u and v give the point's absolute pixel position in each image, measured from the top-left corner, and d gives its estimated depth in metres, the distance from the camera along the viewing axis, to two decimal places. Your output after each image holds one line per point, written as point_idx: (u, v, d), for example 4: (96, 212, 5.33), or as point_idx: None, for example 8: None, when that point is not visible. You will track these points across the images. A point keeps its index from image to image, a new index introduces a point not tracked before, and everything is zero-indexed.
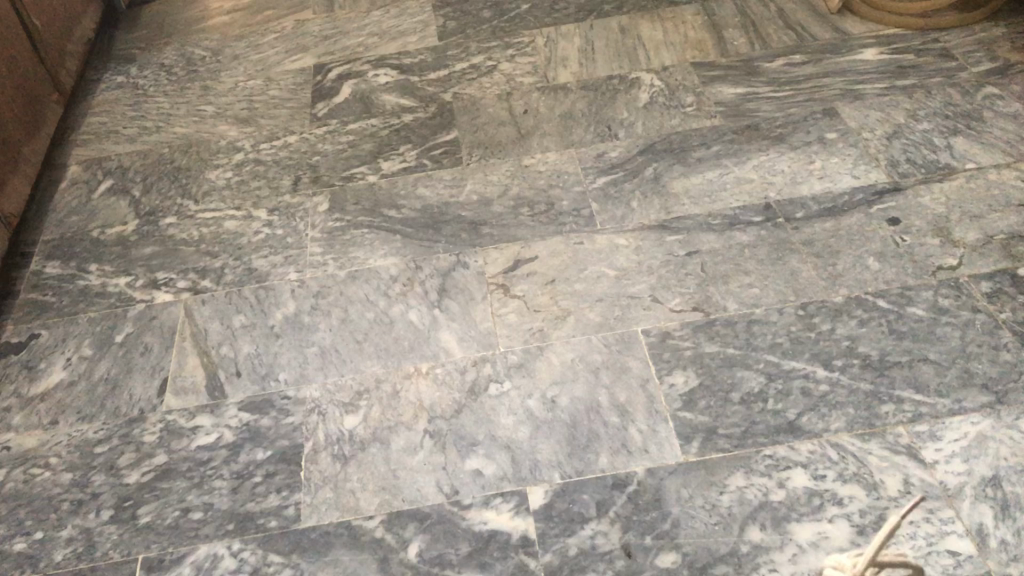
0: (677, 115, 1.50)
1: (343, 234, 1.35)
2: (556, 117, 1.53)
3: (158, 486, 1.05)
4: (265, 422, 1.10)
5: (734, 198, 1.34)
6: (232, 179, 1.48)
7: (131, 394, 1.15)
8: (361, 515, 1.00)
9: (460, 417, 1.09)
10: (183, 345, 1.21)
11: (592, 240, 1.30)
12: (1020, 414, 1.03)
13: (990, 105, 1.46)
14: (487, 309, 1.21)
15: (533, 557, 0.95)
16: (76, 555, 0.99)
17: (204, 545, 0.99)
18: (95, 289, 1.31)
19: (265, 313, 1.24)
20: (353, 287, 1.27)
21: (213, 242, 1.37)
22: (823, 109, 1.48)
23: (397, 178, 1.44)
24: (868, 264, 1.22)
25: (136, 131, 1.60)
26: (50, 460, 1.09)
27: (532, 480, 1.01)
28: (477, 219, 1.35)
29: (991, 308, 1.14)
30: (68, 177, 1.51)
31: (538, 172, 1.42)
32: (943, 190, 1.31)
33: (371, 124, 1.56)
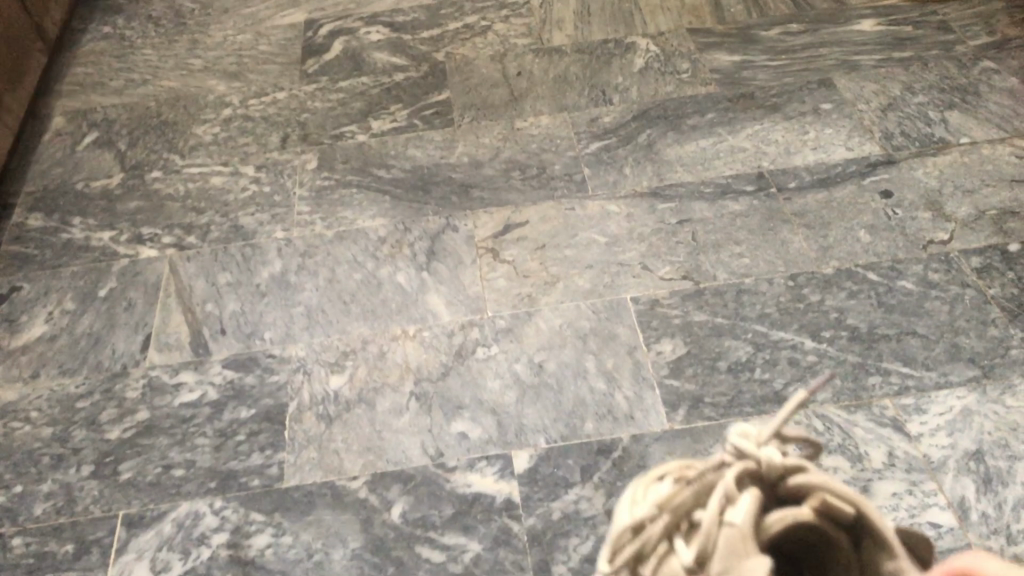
0: (672, 82, 1.49)
1: (332, 194, 1.34)
2: (550, 80, 1.51)
3: (139, 442, 1.05)
4: (249, 380, 1.10)
5: (726, 167, 1.33)
6: (219, 135, 1.46)
7: (114, 349, 1.15)
8: (345, 476, 1.00)
9: (447, 379, 1.08)
10: (168, 301, 1.20)
11: (583, 205, 1.29)
12: (1005, 389, 1.03)
13: (987, 79, 1.45)
14: (475, 273, 1.20)
15: (516, 520, 0.95)
16: (56, 509, 0.99)
17: (186, 503, 0.99)
18: (78, 242, 1.29)
19: (251, 271, 1.23)
20: (341, 248, 1.26)
21: (200, 198, 1.35)
22: (819, 79, 1.47)
23: (387, 138, 1.43)
24: (859, 236, 1.21)
25: (123, 83, 1.58)
26: (31, 414, 1.08)
27: (517, 444, 1.01)
28: (467, 181, 1.34)
29: (981, 284, 1.14)
30: (52, 129, 1.49)
31: (530, 136, 1.41)
32: (937, 163, 1.31)
33: (362, 83, 1.54)
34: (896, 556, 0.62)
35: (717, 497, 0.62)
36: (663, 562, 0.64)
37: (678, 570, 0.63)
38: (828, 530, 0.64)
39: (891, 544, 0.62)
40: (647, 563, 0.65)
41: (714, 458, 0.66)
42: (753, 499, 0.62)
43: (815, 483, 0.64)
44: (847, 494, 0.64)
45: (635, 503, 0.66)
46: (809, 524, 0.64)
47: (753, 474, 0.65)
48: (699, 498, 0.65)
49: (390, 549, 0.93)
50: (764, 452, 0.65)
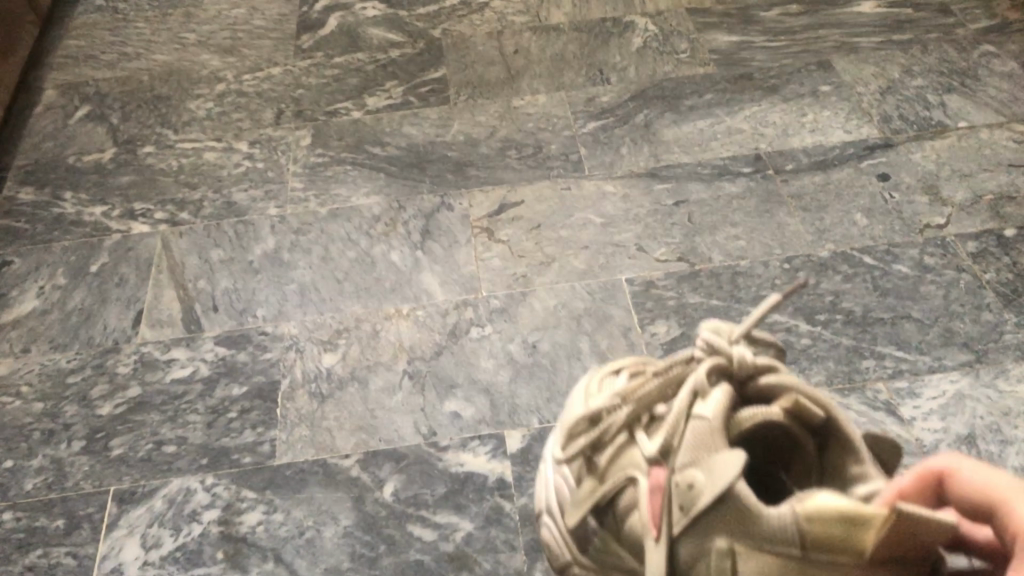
0: (670, 62, 1.48)
1: (326, 170, 1.33)
2: (547, 58, 1.50)
3: (131, 419, 1.04)
4: (241, 357, 1.09)
5: (724, 148, 1.32)
6: (213, 110, 1.45)
7: (106, 325, 1.14)
8: (337, 454, 1.00)
9: (440, 358, 1.08)
10: (160, 277, 1.19)
11: (579, 186, 1.28)
12: (998, 374, 1.03)
13: (986, 63, 1.44)
14: (470, 252, 1.20)
15: (508, 500, 0.95)
16: (47, 485, 0.99)
17: (177, 479, 0.99)
18: (70, 217, 1.28)
19: (244, 248, 1.23)
20: (335, 225, 1.25)
21: (192, 174, 1.34)
22: (818, 61, 1.46)
23: (382, 115, 1.42)
24: (856, 220, 1.21)
25: (115, 56, 1.57)
26: (22, 389, 1.08)
27: (510, 424, 1.01)
28: (463, 159, 1.33)
29: (977, 269, 1.14)
30: (43, 102, 1.48)
31: (527, 114, 1.40)
32: (935, 147, 1.30)
33: (357, 59, 1.53)
34: (862, 458, 0.64)
35: (686, 390, 0.67)
36: (619, 447, 0.71)
37: (635, 457, 0.70)
38: (794, 430, 0.66)
39: (855, 446, 0.64)
40: (603, 449, 0.72)
41: (682, 355, 0.72)
42: (727, 393, 0.65)
43: (785, 383, 0.67)
44: (818, 395, 0.66)
45: (591, 395, 0.77)
46: (778, 424, 0.66)
47: (723, 372, 0.68)
48: (661, 390, 0.72)
49: (382, 527, 0.93)
50: (735, 349, 0.68)
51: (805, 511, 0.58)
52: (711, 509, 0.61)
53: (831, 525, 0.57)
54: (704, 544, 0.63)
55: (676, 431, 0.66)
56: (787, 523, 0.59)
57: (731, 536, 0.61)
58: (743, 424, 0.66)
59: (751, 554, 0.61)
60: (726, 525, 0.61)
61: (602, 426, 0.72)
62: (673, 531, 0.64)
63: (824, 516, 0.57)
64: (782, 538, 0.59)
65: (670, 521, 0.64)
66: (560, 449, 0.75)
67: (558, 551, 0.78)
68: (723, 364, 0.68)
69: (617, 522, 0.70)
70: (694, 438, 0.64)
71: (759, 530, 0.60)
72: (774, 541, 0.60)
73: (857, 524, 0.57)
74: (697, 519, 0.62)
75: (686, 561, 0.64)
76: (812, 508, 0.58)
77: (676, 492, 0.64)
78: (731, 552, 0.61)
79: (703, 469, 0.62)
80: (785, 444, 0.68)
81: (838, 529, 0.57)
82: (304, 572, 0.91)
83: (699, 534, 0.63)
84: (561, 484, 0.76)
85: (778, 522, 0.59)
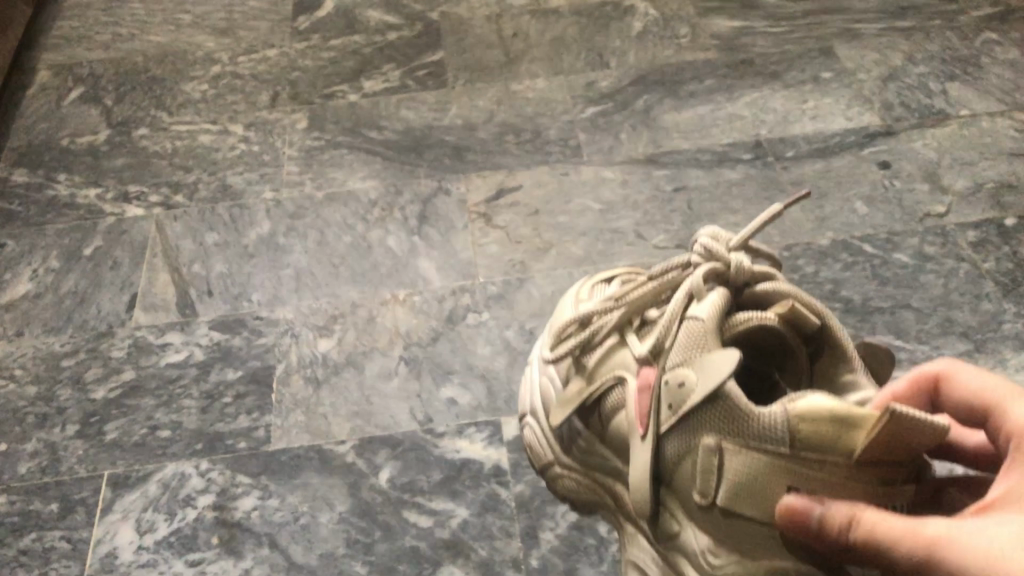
0: (671, 47, 1.46)
1: (322, 154, 1.32)
2: (546, 42, 1.49)
3: (125, 403, 1.04)
4: (236, 341, 1.09)
5: (723, 134, 1.31)
6: (208, 92, 1.44)
7: (100, 309, 1.13)
8: (332, 440, 0.99)
9: (436, 345, 1.07)
10: (155, 260, 1.18)
11: (578, 171, 1.27)
12: (998, 363, 1.02)
13: (988, 51, 1.43)
14: (467, 238, 1.19)
15: (505, 487, 0.94)
16: (40, 469, 0.98)
17: (171, 464, 0.98)
18: (64, 199, 1.28)
19: (239, 232, 1.22)
20: (331, 210, 1.24)
21: (187, 156, 1.34)
22: (820, 48, 1.45)
23: (379, 99, 1.41)
24: (856, 208, 1.20)
25: (110, 37, 1.55)
26: (15, 372, 1.07)
27: (506, 411, 1.00)
28: (460, 144, 1.32)
29: (977, 258, 1.13)
30: (37, 83, 1.47)
31: (525, 99, 1.39)
32: (935, 135, 1.29)
33: (354, 41, 1.52)
34: (854, 367, 0.68)
35: (683, 291, 0.72)
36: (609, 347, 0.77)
37: (624, 358, 0.75)
38: (790, 337, 0.69)
39: (852, 357, 0.69)
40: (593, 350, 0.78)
41: (680, 258, 0.76)
42: (722, 296, 0.69)
43: (782, 291, 0.71)
44: (815, 305, 0.69)
45: (581, 299, 0.83)
46: (772, 330, 0.69)
47: (722, 277, 0.72)
48: (655, 294, 0.76)
49: (378, 513, 0.93)
50: (733, 256, 0.72)
51: (798, 411, 0.61)
52: (701, 406, 0.65)
53: (821, 425, 0.60)
54: (691, 441, 0.67)
55: (669, 331, 0.71)
56: (779, 422, 0.62)
57: (721, 433, 0.65)
58: (737, 327, 0.70)
59: (738, 453, 0.64)
60: (717, 423, 0.65)
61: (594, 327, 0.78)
62: (660, 430, 0.69)
63: (814, 418, 0.61)
64: (770, 436, 0.63)
65: (656, 420, 0.69)
66: (550, 348, 0.82)
67: (543, 451, 0.86)
68: (720, 270, 0.72)
69: (601, 422, 0.77)
70: (687, 338, 0.69)
71: (749, 428, 0.64)
72: (763, 439, 0.63)
73: (849, 426, 0.60)
74: (685, 416, 0.67)
75: (671, 458, 0.69)
76: (804, 407, 0.61)
77: (664, 391, 0.69)
78: (719, 450, 0.65)
79: (695, 369, 0.67)
80: (777, 348, 0.72)
81: (827, 429, 0.60)
82: (299, 558, 0.90)
83: (687, 431, 0.67)
84: (547, 383, 0.84)
85: (769, 420, 0.63)
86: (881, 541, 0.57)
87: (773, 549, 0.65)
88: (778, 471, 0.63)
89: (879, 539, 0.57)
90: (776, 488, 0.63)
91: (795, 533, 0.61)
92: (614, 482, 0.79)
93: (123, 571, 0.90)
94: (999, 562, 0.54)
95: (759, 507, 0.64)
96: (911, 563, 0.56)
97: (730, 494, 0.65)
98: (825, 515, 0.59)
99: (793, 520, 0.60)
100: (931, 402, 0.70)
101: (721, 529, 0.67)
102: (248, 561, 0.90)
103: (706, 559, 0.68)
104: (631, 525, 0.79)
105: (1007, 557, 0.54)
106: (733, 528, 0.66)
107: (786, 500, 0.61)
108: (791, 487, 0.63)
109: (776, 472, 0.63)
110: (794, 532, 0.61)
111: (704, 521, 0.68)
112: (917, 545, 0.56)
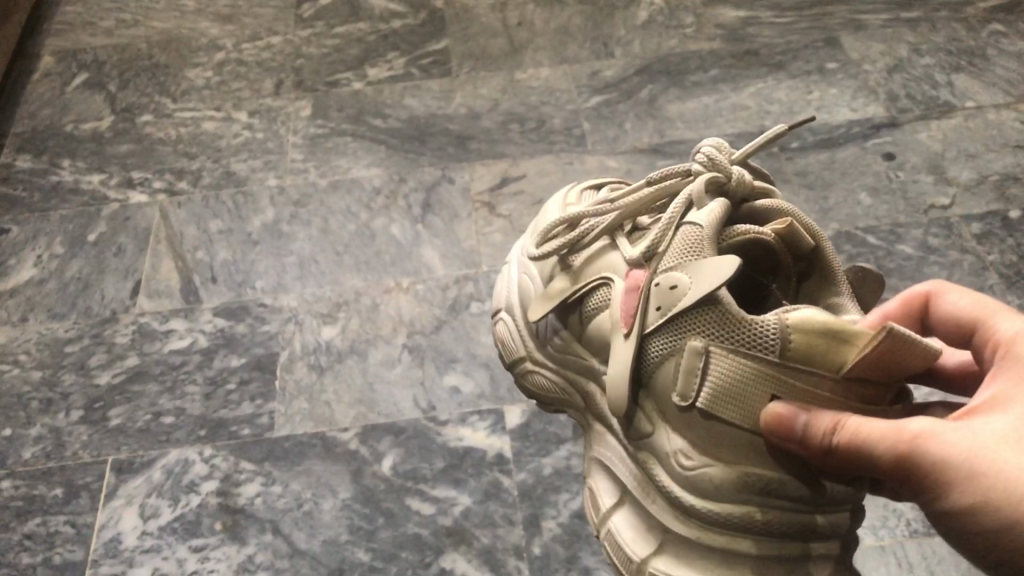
0: (676, 36, 1.46)
1: (326, 141, 1.32)
2: (551, 31, 1.49)
3: (129, 389, 1.04)
4: (240, 329, 1.09)
5: (728, 125, 1.31)
6: (212, 79, 1.44)
7: (104, 295, 1.14)
8: (335, 428, 0.99)
9: (440, 333, 1.07)
10: (159, 247, 1.19)
11: (582, 160, 1.27)
12: None
13: (995, 43, 1.43)
14: (471, 227, 1.19)
15: (507, 475, 0.95)
16: (45, 454, 0.99)
17: (175, 451, 0.98)
18: (68, 185, 1.28)
19: (243, 220, 1.22)
20: (335, 197, 1.24)
21: (191, 143, 1.34)
22: (825, 38, 1.44)
23: (383, 87, 1.41)
24: (860, 199, 1.20)
25: (113, 23, 1.55)
26: (19, 357, 1.08)
27: (509, 400, 1.01)
28: (464, 132, 1.32)
29: (980, 250, 1.13)
30: (41, 69, 1.47)
31: (530, 88, 1.39)
32: (941, 127, 1.29)
33: (358, 29, 1.52)
34: (839, 291, 0.70)
35: (682, 198, 0.72)
36: (598, 249, 0.79)
37: (612, 260, 0.77)
38: (782, 253, 0.71)
39: (837, 280, 0.70)
40: (580, 251, 0.80)
41: (682, 167, 0.77)
42: (723, 207, 0.70)
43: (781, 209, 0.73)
44: (811, 227, 0.71)
45: (568, 204, 0.86)
46: (767, 245, 0.71)
47: (721, 187, 0.73)
48: (651, 200, 0.77)
49: (381, 501, 0.93)
50: (734, 168, 0.73)
51: (794, 321, 0.62)
52: (693, 308, 0.65)
53: (813, 338, 0.62)
54: (677, 343, 0.67)
55: (663, 237, 0.72)
56: (772, 329, 0.62)
57: (709, 337, 0.65)
58: (736, 237, 0.71)
59: (724, 358, 0.64)
60: (706, 326, 0.65)
61: (584, 228, 0.79)
62: (644, 329, 0.69)
63: (809, 329, 0.62)
64: (761, 342, 0.63)
65: (642, 321, 0.69)
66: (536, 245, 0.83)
67: (516, 345, 0.90)
68: (721, 180, 0.73)
69: (580, 322, 0.79)
70: (682, 241, 0.69)
71: (741, 333, 0.64)
72: (752, 345, 0.63)
73: (844, 341, 0.61)
74: (674, 317, 0.67)
75: (654, 357, 0.69)
76: (800, 318, 0.62)
77: (653, 292, 0.69)
78: (706, 353, 0.65)
79: (689, 273, 0.66)
80: (765, 263, 0.73)
81: (818, 342, 0.62)
82: (302, 545, 0.90)
83: (675, 333, 0.67)
84: (529, 282, 0.87)
85: (763, 325, 0.63)
86: (864, 442, 0.60)
87: (746, 456, 0.66)
88: (762, 379, 0.63)
89: (862, 441, 0.60)
90: (759, 396, 0.63)
91: (779, 439, 0.63)
92: (585, 380, 0.81)
93: (126, 557, 0.90)
94: (978, 456, 0.58)
95: (739, 412, 0.64)
96: (892, 462, 0.59)
97: (712, 398, 0.65)
98: (808, 423, 0.61)
99: (777, 426, 0.62)
100: (920, 323, 0.75)
101: (697, 433, 0.67)
102: (251, 547, 0.90)
103: (677, 461, 0.68)
104: (601, 425, 0.81)
105: (986, 450, 0.57)
106: (709, 432, 0.66)
107: (772, 407, 0.62)
108: (772, 395, 0.63)
109: (762, 379, 0.63)
110: (777, 439, 0.63)
111: (680, 423, 0.68)
112: (900, 443, 0.59)
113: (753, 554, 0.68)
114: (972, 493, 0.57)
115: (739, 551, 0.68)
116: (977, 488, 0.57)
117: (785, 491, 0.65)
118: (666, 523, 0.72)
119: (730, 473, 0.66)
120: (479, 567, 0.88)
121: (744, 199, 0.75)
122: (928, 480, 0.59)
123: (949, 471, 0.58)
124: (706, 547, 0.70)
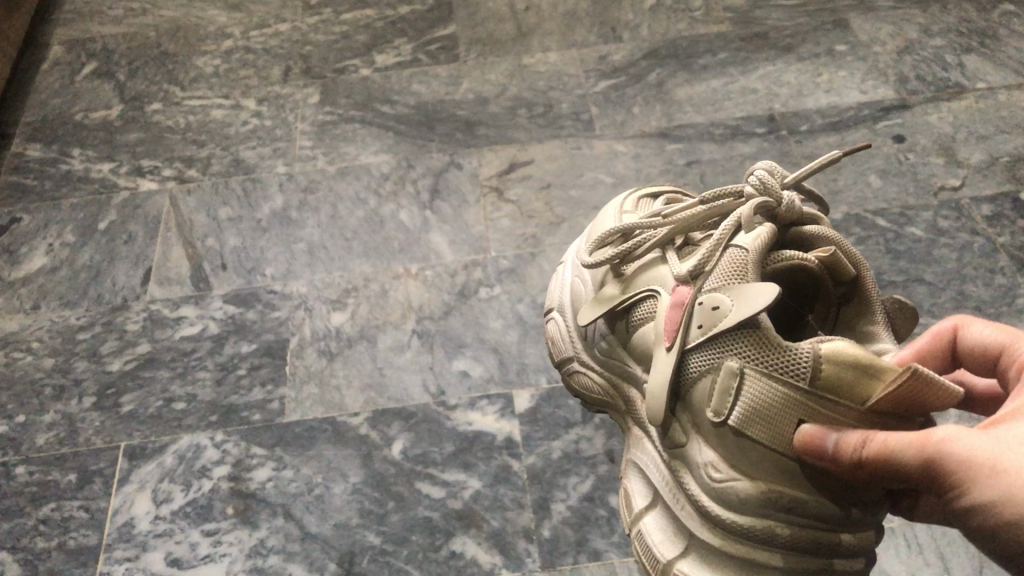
0: (685, 20, 1.46)
1: (334, 128, 1.32)
2: (559, 15, 1.48)
3: (140, 375, 1.05)
4: (251, 315, 1.10)
5: (737, 108, 1.31)
6: (220, 67, 1.44)
7: (115, 282, 1.14)
8: (345, 413, 1.00)
9: (449, 318, 1.08)
10: (169, 234, 1.19)
11: (591, 145, 1.27)
12: None
13: (1006, 23, 1.42)
14: (479, 212, 1.19)
15: (516, 459, 0.95)
16: (58, 440, 1.00)
17: (186, 436, 0.99)
18: (79, 174, 1.28)
19: (253, 207, 1.23)
20: (344, 184, 1.25)
21: (200, 131, 1.34)
22: (834, 20, 1.44)
23: (390, 73, 1.41)
24: (869, 181, 1.19)
25: (122, 11, 1.55)
26: (32, 344, 1.08)
27: (518, 384, 1.01)
28: (472, 118, 1.32)
29: (990, 232, 1.13)
30: (50, 58, 1.47)
31: (537, 73, 1.39)
32: (951, 109, 1.28)
33: (366, 15, 1.52)
34: (876, 320, 0.71)
35: (732, 219, 0.72)
36: (649, 261, 0.78)
37: (659, 273, 0.77)
38: (824, 279, 0.71)
39: (874, 308, 0.71)
40: (632, 261, 0.80)
41: (732, 188, 0.76)
42: (770, 231, 0.70)
43: (826, 237, 0.72)
44: (853, 254, 0.71)
45: (624, 211, 0.86)
46: (810, 271, 0.71)
47: (771, 211, 0.73)
48: (705, 218, 0.77)
49: (390, 485, 0.94)
50: (785, 193, 0.73)
51: (826, 352, 0.62)
52: (733, 330, 0.66)
53: (842, 370, 0.62)
54: (715, 361, 0.68)
55: (711, 256, 0.72)
56: (805, 357, 0.63)
57: (745, 358, 0.66)
58: (778, 262, 0.71)
59: (757, 380, 0.65)
60: (743, 348, 0.66)
61: (636, 241, 0.79)
62: (685, 345, 0.70)
63: (838, 361, 0.62)
64: (791, 368, 0.64)
65: (684, 337, 0.70)
66: (590, 253, 0.83)
67: (564, 346, 0.90)
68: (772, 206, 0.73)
69: (627, 329, 0.79)
70: (729, 265, 0.70)
71: (775, 359, 0.64)
72: (785, 371, 0.64)
73: (870, 376, 0.62)
74: (714, 337, 0.67)
75: (693, 373, 0.70)
76: (830, 350, 0.62)
77: (697, 310, 0.69)
78: (740, 374, 0.66)
79: (730, 296, 0.67)
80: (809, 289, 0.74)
81: (848, 374, 0.62)
82: (313, 528, 0.91)
83: (714, 352, 0.68)
84: (582, 286, 0.87)
85: (797, 352, 0.63)
86: (891, 452, 0.59)
87: (775, 475, 0.67)
88: (791, 405, 0.64)
89: (890, 451, 0.59)
90: (787, 419, 0.64)
91: (809, 457, 0.63)
92: (627, 387, 0.82)
93: (140, 541, 0.91)
94: (998, 456, 0.55)
95: (768, 432, 0.65)
96: (919, 471, 0.58)
97: (743, 417, 0.66)
98: (839, 440, 0.61)
99: (808, 446, 0.62)
100: (950, 358, 0.73)
101: (729, 448, 0.68)
102: (263, 531, 0.91)
103: (707, 472, 0.70)
104: (638, 429, 0.82)
105: (1007, 451, 0.55)
106: (740, 449, 0.67)
107: (804, 428, 0.63)
108: (798, 419, 0.64)
109: (791, 405, 0.64)
110: (809, 459, 0.63)
111: (714, 437, 0.69)
112: (924, 449, 0.57)
113: (771, 566, 0.69)
114: (993, 492, 0.54)
115: (757, 561, 0.70)
116: (996, 486, 0.54)
117: (806, 510, 0.66)
118: (694, 529, 0.73)
119: (756, 488, 0.67)
120: (489, 550, 0.89)
121: (792, 223, 0.75)
122: (953, 483, 0.56)
123: (970, 472, 0.55)
124: (728, 556, 0.71)
